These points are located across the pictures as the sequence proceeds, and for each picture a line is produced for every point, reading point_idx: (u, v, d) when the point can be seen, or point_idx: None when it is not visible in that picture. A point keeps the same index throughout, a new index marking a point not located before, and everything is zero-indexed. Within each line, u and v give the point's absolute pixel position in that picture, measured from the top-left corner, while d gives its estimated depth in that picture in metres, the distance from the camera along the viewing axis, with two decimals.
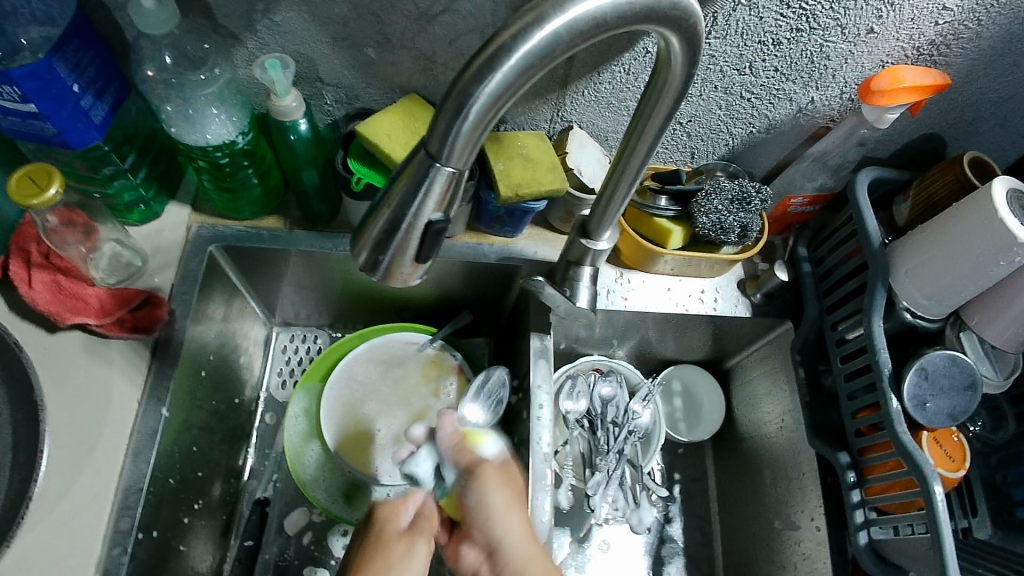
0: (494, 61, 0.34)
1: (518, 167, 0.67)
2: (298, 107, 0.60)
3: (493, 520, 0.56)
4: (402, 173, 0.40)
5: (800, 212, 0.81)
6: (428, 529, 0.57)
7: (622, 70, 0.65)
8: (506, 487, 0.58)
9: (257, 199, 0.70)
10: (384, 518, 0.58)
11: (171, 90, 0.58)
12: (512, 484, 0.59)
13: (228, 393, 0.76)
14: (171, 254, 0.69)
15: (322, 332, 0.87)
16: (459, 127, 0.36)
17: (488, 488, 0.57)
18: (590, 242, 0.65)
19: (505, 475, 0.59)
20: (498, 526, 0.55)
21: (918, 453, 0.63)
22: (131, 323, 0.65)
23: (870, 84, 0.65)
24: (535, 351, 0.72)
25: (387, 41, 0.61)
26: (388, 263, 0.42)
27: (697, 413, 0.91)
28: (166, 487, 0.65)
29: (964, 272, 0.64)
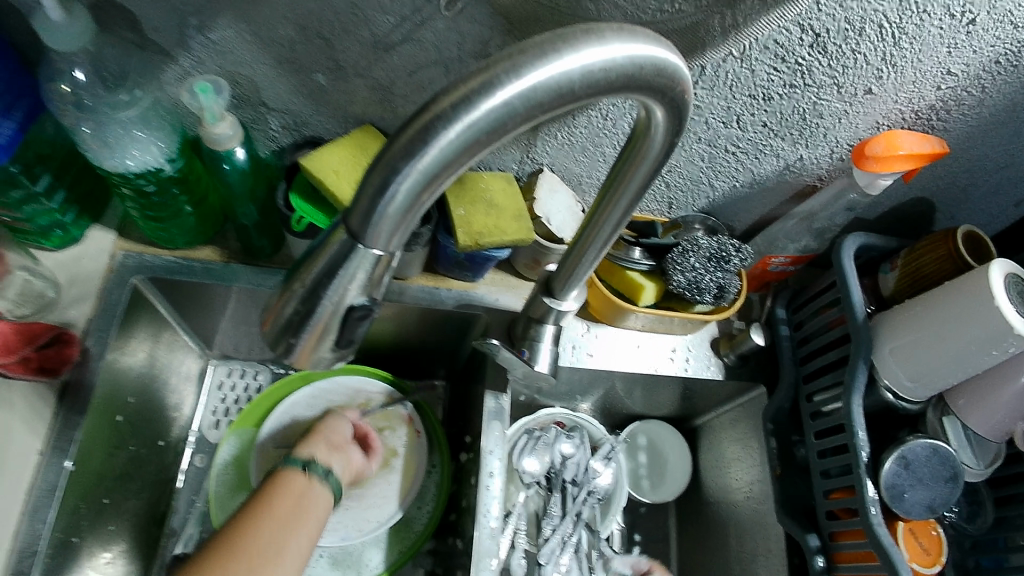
0: (427, 132, 0.29)
1: (480, 213, 0.61)
2: (234, 135, 0.54)
3: None
4: (322, 247, 0.34)
5: (780, 271, 0.75)
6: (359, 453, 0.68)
7: (600, 115, 0.60)
8: None
9: (191, 229, 0.63)
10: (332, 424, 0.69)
11: (83, 112, 0.51)
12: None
13: (149, 436, 0.69)
14: (90, 285, 0.62)
15: (263, 368, 0.80)
16: (386, 206, 0.31)
17: None
18: (554, 301, 0.59)
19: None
20: None
21: (893, 547, 0.59)
22: (38, 363, 0.57)
23: (865, 148, 0.60)
24: (489, 412, 0.67)
25: (339, 68, 0.55)
26: (302, 347, 0.36)
27: (662, 472, 0.86)
28: (65, 547, 0.59)
29: (953, 358, 0.59)
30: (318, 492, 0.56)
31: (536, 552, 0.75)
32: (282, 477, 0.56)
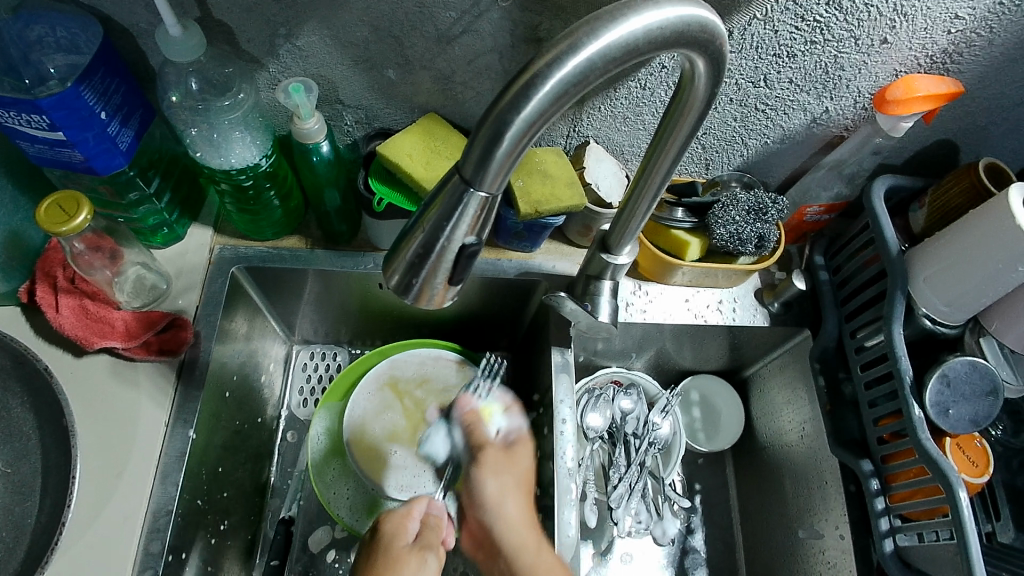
0: (529, 88, 0.35)
1: (537, 183, 0.68)
2: (321, 129, 0.61)
3: (487, 506, 0.66)
4: (435, 200, 0.40)
5: (814, 221, 0.81)
6: (436, 538, 0.60)
7: (639, 85, 0.66)
8: (498, 478, 0.67)
9: (278, 220, 0.71)
10: (392, 533, 0.59)
11: (196, 115, 0.59)
12: (514, 468, 0.68)
13: (250, 413, 0.76)
14: (195, 276, 0.70)
15: (340, 349, 0.88)
16: (495, 153, 0.37)
17: (486, 477, 0.67)
18: (610, 256, 0.65)
19: (506, 459, 0.68)
20: (492, 511, 0.65)
21: (942, 459, 0.63)
22: (158, 346, 0.65)
23: (885, 94, 0.65)
24: (557, 366, 0.73)
25: (407, 62, 0.61)
26: (421, 284, 0.43)
27: (716, 423, 0.91)
28: (193, 508, 0.66)
29: (985, 280, 0.64)
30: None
31: (606, 498, 0.82)
32: None
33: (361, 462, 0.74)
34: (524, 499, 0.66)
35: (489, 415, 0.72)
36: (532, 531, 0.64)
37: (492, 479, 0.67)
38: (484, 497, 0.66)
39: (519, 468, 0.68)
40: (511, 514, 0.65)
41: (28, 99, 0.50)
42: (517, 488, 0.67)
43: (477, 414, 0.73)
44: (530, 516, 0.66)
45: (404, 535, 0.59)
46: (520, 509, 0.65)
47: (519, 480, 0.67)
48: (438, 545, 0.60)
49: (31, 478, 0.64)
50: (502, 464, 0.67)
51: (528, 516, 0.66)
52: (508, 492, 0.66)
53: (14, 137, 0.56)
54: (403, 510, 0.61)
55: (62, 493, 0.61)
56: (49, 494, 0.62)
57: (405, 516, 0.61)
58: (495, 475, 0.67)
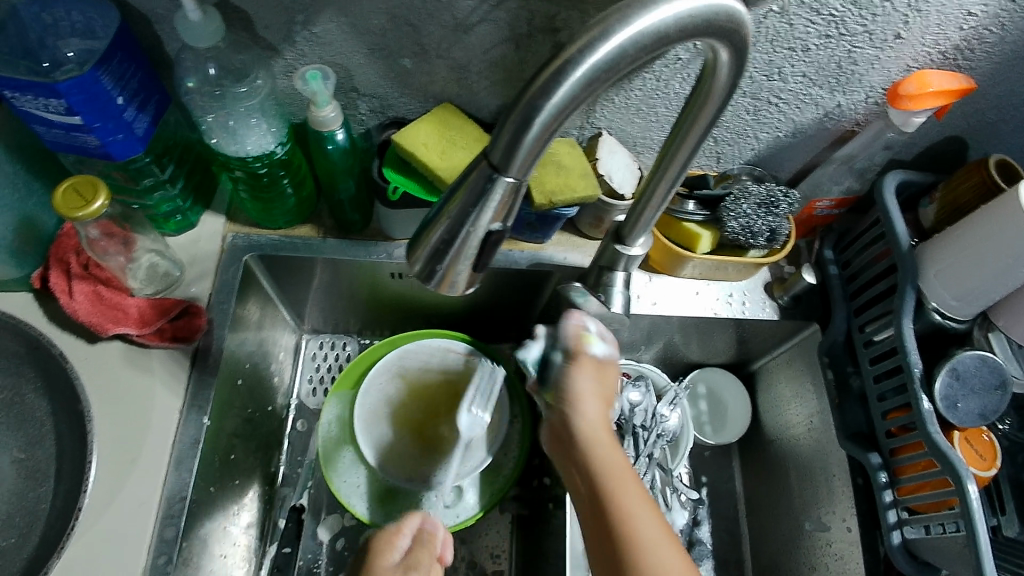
0: (561, 74, 0.35)
1: (551, 174, 0.68)
2: (337, 117, 0.61)
3: (577, 403, 0.59)
4: (459, 188, 0.40)
5: (824, 215, 0.82)
6: (426, 556, 0.59)
7: (654, 77, 0.66)
8: (596, 379, 0.60)
9: (291, 208, 0.71)
10: (379, 550, 0.58)
11: (213, 101, 0.59)
12: (603, 381, 0.61)
13: (260, 401, 0.76)
14: (208, 263, 0.70)
15: (349, 339, 0.88)
16: (524, 138, 0.37)
17: (578, 375, 0.60)
18: (624, 247, 0.66)
19: (600, 368, 0.61)
20: (577, 409, 0.59)
21: (951, 452, 0.64)
22: (171, 333, 0.65)
23: (898, 89, 0.66)
24: None
25: (423, 51, 0.61)
26: (444, 271, 0.43)
27: (722, 416, 0.92)
28: (206, 495, 0.66)
29: (995, 274, 0.64)
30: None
31: None
32: None
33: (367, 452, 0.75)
34: (605, 405, 0.60)
35: (518, 353, 0.65)
36: (614, 441, 0.57)
37: (591, 377, 0.60)
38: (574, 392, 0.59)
39: (609, 382, 0.61)
40: (594, 416, 0.58)
41: (47, 82, 0.50)
42: (601, 398, 0.60)
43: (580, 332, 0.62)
44: (610, 422, 0.59)
45: (391, 557, 0.58)
46: (602, 414, 0.59)
47: (604, 391, 0.61)
48: (427, 564, 0.58)
49: (44, 464, 0.64)
50: (590, 378, 0.60)
51: (608, 423, 0.59)
52: (589, 395, 0.59)
53: (30, 122, 0.55)
54: (394, 526, 0.61)
55: (76, 479, 0.62)
56: (62, 480, 0.63)
57: (393, 538, 0.60)
58: (586, 380, 0.60)
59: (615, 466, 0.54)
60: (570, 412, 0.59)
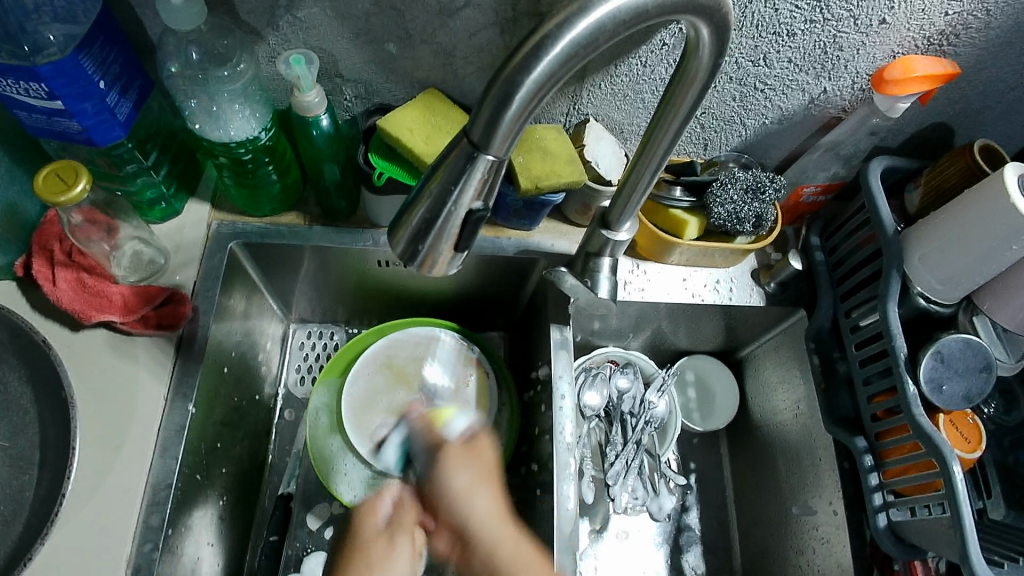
0: (539, 49, 0.35)
1: (537, 159, 0.68)
2: (321, 102, 0.60)
3: (457, 503, 0.58)
4: (439, 167, 0.40)
5: (811, 202, 0.81)
6: (409, 518, 0.60)
7: (639, 62, 0.66)
8: (467, 467, 0.61)
9: (276, 195, 0.70)
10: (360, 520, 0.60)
11: (195, 85, 0.58)
12: (479, 461, 0.62)
13: (248, 390, 0.76)
14: (192, 251, 0.70)
15: (337, 328, 0.88)
16: (504, 114, 0.37)
17: (453, 470, 0.61)
18: (610, 233, 0.66)
19: (468, 452, 0.62)
20: (464, 507, 0.58)
21: (936, 434, 0.64)
22: (155, 320, 0.65)
23: (883, 74, 0.66)
24: (556, 343, 0.73)
25: (408, 35, 0.61)
26: (426, 251, 0.43)
27: (711, 404, 0.92)
28: (193, 483, 0.66)
29: (980, 257, 0.65)
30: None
31: (603, 475, 0.83)
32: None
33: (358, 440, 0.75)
34: (495, 493, 0.60)
35: (445, 420, 0.69)
36: (509, 526, 0.57)
37: (468, 471, 0.60)
38: (451, 494, 0.59)
39: (483, 458, 0.62)
40: (458, 485, 0.59)
41: (28, 67, 0.50)
42: (485, 477, 0.61)
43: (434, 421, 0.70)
44: (503, 508, 0.59)
45: (374, 522, 0.60)
46: (493, 503, 0.59)
47: (483, 471, 0.61)
48: (409, 526, 0.60)
49: (29, 452, 0.64)
50: (464, 463, 0.61)
51: (503, 512, 0.58)
52: (477, 484, 0.60)
53: (12, 106, 0.55)
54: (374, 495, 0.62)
55: (61, 466, 0.62)
56: (47, 468, 0.63)
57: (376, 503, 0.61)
58: (457, 474, 0.60)
59: (512, 562, 0.54)
60: (455, 491, 0.59)
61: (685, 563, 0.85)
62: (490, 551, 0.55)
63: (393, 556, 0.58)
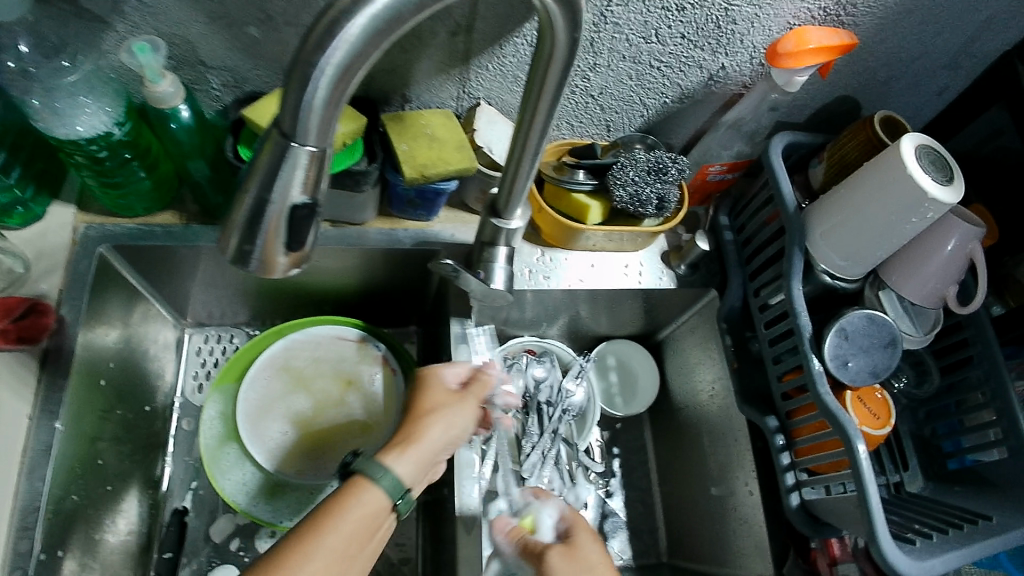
0: (334, 27, 0.32)
1: (423, 146, 0.65)
2: (177, 91, 0.56)
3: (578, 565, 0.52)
4: (259, 157, 0.37)
5: (717, 180, 0.79)
6: (479, 391, 0.63)
7: (524, 42, 0.63)
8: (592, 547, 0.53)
9: (148, 192, 0.65)
10: (432, 378, 0.63)
11: (30, 80, 0.53)
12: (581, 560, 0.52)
13: (136, 401, 0.73)
14: (57, 257, 0.65)
15: (238, 330, 0.84)
16: (310, 101, 0.33)
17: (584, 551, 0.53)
18: (502, 221, 0.63)
19: (570, 556, 0.52)
20: None
21: (841, 412, 0.63)
22: (16, 333, 0.59)
23: (776, 48, 0.63)
24: (457, 337, 0.71)
25: (269, 18, 0.56)
26: (259, 255, 0.40)
27: (632, 387, 0.91)
28: (68, 504, 0.62)
29: (878, 233, 0.64)
30: (385, 524, 0.53)
31: (519, 468, 0.79)
32: (421, 387, 0.62)
33: (255, 448, 0.72)
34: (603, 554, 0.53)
35: (532, 523, 0.59)
36: None
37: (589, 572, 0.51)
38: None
39: (590, 556, 0.52)
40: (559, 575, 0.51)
41: None
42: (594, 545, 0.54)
43: (517, 529, 0.57)
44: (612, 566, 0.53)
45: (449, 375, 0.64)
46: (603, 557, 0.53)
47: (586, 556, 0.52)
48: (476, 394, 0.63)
49: None
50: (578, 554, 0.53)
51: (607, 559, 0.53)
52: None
53: None
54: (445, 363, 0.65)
55: None
56: None
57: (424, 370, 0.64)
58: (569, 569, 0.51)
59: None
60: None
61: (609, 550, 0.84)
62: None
63: (460, 408, 0.61)
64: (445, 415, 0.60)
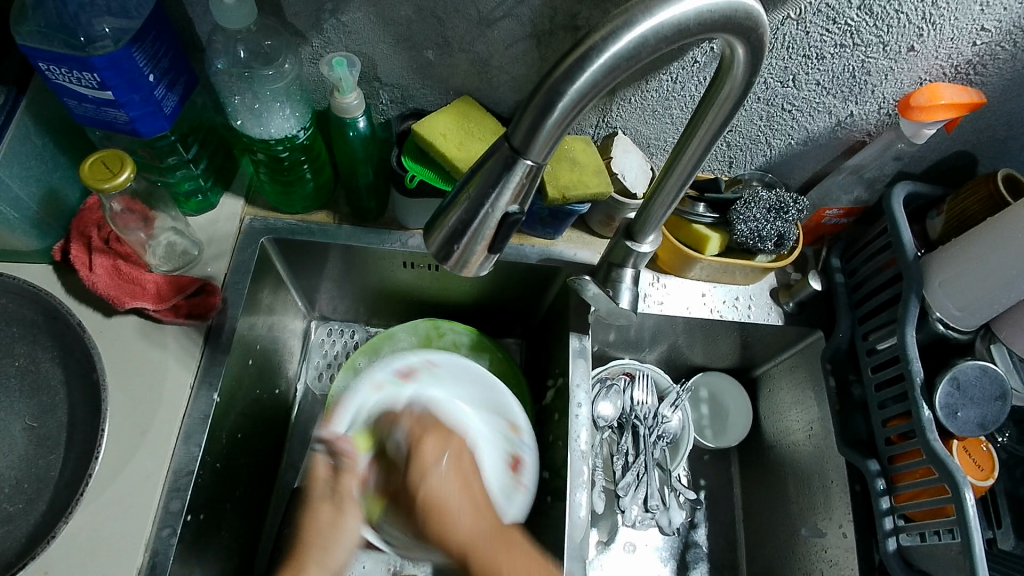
0: (585, 60, 0.36)
1: (565, 169, 0.69)
2: (359, 104, 0.61)
3: (431, 479, 0.57)
4: (472, 177, 0.42)
5: (833, 224, 0.83)
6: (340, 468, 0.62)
7: (671, 78, 0.67)
8: (448, 460, 0.58)
9: (309, 194, 0.73)
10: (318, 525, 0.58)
11: (242, 82, 0.60)
12: (456, 459, 0.59)
13: (269, 383, 0.77)
14: (225, 243, 0.72)
15: (358, 327, 0.90)
16: (546, 121, 0.38)
17: (432, 455, 0.58)
18: (634, 244, 0.66)
19: (438, 436, 0.60)
20: (432, 482, 0.57)
21: (949, 458, 0.64)
22: (186, 310, 0.67)
23: (909, 100, 0.66)
24: (575, 350, 0.75)
25: (446, 43, 0.62)
26: (459, 253, 0.44)
27: (723, 420, 0.93)
28: (215, 472, 0.67)
29: (1000, 286, 0.65)
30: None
31: (614, 485, 0.85)
32: (311, 516, 0.58)
33: (357, 415, 0.70)
34: (467, 494, 0.57)
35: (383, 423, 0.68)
36: (484, 520, 0.56)
37: (448, 466, 0.58)
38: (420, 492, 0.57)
39: (431, 447, 0.59)
40: (449, 496, 0.56)
41: (82, 57, 0.52)
42: (460, 468, 0.59)
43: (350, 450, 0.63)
44: (465, 478, 0.58)
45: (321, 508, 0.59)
46: (456, 476, 0.58)
47: (456, 465, 0.58)
48: (353, 494, 0.60)
49: (57, 433, 0.64)
50: (444, 443, 0.59)
51: (468, 491, 0.57)
52: (461, 469, 0.58)
53: (62, 94, 0.57)
54: (319, 503, 0.59)
55: (87, 446, 0.62)
56: (74, 450, 0.63)
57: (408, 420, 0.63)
58: (440, 461, 0.58)
59: (463, 536, 0.55)
60: (427, 478, 0.57)
61: None
62: (481, 559, 0.54)
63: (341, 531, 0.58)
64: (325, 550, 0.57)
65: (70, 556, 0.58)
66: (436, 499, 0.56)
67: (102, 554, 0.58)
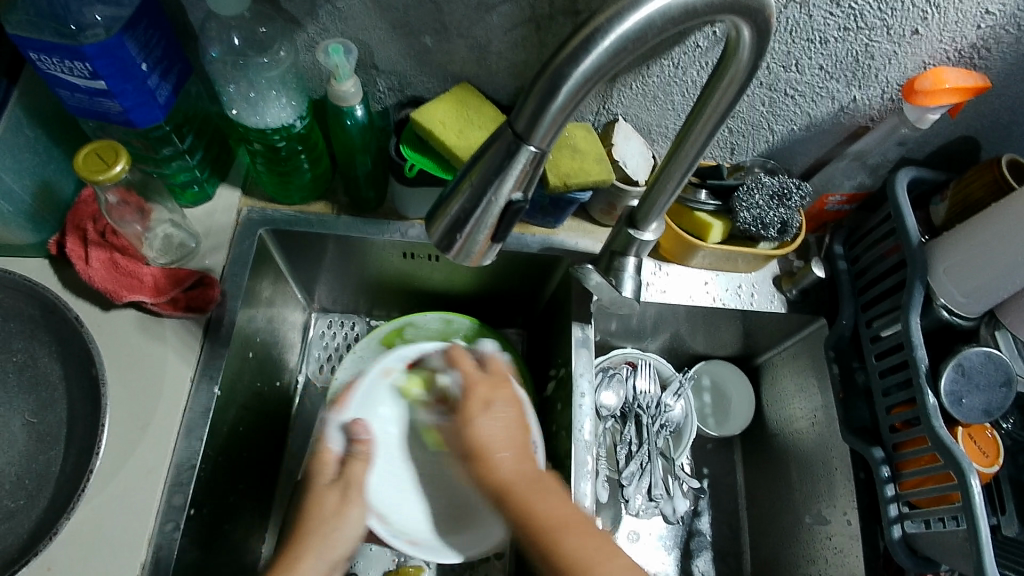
0: (589, 42, 0.36)
1: (566, 157, 0.68)
2: (357, 92, 0.61)
3: (477, 415, 0.57)
4: (474, 165, 0.41)
5: (835, 210, 0.83)
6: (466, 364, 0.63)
7: (672, 64, 0.66)
8: (507, 402, 0.59)
9: (307, 184, 0.72)
10: (315, 507, 0.58)
11: (236, 71, 0.59)
12: (503, 390, 0.60)
13: (270, 376, 0.77)
14: (223, 236, 0.71)
15: (358, 319, 0.89)
16: (550, 105, 0.37)
17: (495, 397, 0.59)
18: (637, 232, 0.65)
19: (493, 377, 0.61)
20: (480, 419, 0.57)
21: (954, 445, 0.64)
22: (185, 303, 0.66)
23: (914, 84, 0.65)
24: (577, 340, 0.74)
25: (444, 29, 0.61)
26: (461, 242, 0.43)
27: (726, 409, 0.92)
28: (217, 465, 0.66)
29: (1006, 272, 0.64)
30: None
31: (618, 475, 0.84)
32: (314, 499, 0.59)
33: (370, 402, 0.72)
34: (514, 424, 0.57)
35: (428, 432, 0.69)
36: (523, 453, 0.55)
37: (502, 403, 0.59)
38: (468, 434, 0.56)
39: (509, 389, 0.60)
40: (496, 439, 0.55)
41: (74, 45, 0.51)
42: (516, 422, 0.58)
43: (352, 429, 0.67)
44: (521, 424, 0.58)
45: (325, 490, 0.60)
46: (514, 417, 0.58)
47: (514, 408, 0.59)
48: (359, 482, 0.61)
49: (57, 428, 0.63)
50: (490, 396, 0.59)
51: (522, 443, 0.56)
52: (502, 415, 0.57)
53: (55, 85, 0.56)
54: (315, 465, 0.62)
55: (88, 441, 0.62)
56: (73, 445, 0.62)
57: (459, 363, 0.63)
58: (488, 408, 0.58)
59: (506, 475, 0.53)
60: (479, 417, 0.57)
61: (696, 568, 0.85)
62: (523, 496, 0.52)
63: (343, 523, 0.58)
64: (332, 537, 0.57)
65: (71, 552, 0.57)
66: (482, 440, 0.55)
67: (104, 550, 0.58)
